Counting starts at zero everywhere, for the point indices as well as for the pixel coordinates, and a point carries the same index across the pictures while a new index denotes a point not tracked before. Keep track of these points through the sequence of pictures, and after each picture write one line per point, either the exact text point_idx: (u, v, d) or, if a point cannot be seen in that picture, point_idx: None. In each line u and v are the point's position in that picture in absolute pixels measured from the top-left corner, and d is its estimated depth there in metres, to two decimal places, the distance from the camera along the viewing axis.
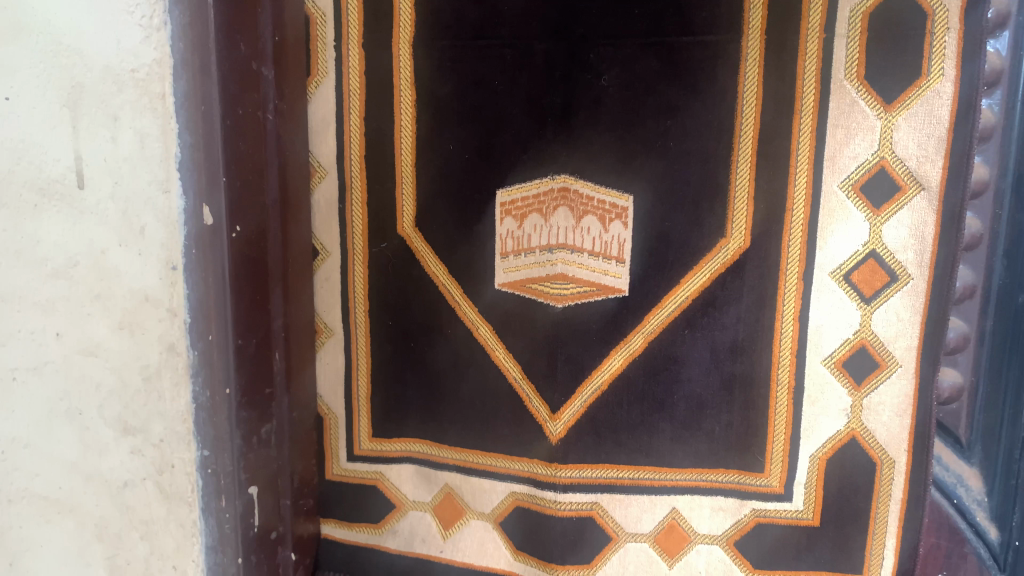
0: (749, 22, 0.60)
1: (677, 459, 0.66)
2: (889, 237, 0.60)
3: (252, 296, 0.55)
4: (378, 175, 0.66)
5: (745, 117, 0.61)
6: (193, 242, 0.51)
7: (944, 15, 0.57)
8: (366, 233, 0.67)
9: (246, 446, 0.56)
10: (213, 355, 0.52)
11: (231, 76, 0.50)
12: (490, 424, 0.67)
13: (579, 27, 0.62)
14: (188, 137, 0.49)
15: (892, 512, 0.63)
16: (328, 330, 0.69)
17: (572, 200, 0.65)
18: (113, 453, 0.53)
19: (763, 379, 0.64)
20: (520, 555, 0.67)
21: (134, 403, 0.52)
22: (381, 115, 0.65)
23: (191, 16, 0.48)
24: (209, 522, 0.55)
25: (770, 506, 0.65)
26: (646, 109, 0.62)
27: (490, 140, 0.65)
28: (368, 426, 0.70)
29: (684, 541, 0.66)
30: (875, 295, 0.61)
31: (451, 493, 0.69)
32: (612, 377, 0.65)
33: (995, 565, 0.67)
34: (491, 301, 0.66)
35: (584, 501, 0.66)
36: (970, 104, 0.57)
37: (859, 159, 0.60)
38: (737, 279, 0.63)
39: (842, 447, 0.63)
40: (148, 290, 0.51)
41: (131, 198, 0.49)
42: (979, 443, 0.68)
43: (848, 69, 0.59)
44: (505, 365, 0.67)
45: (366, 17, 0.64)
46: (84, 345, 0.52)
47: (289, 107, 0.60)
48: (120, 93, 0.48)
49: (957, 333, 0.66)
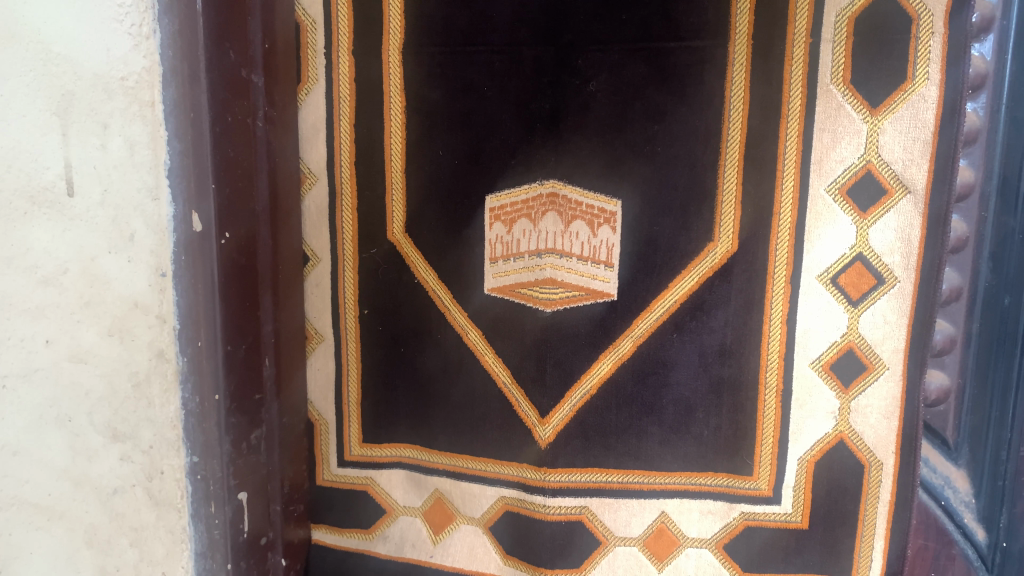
0: (736, 27, 0.60)
1: (666, 462, 0.66)
2: (875, 241, 0.61)
3: (241, 301, 0.55)
4: (368, 181, 0.66)
5: (732, 122, 0.61)
6: (182, 250, 0.51)
7: (929, 20, 0.57)
8: (356, 238, 0.67)
9: (235, 452, 0.56)
10: (201, 361, 0.53)
11: (220, 84, 0.51)
12: (479, 428, 0.68)
13: (567, 32, 0.62)
14: (177, 144, 0.50)
15: (880, 515, 0.63)
16: (318, 336, 0.69)
17: (560, 205, 0.65)
18: (102, 458, 0.52)
19: (751, 382, 0.64)
20: (510, 559, 0.67)
21: (124, 410, 0.52)
22: (371, 121, 0.66)
23: (181, 24, 0.48)
24: (198, 528, 0.55)
25: (759, 509, 0.65)
26: (634, 114, 0.62)
27: (479, 145, 0.65)
28: (358, 431, 0.70)
29: (673, 545, 0.66)
30: (863, 298, 0.61)
31: (441, 498, 0.69)
32: (601, 381, 0.66)
33: (982, 566, 0.67)
34: (479, 306, 0.67)
35: (573, 505, 0.66)
36: (954, 109, 0.58)
37: (845, 162, 0.60)
38: (725, 283, 0.63)
39: (830, 450, 0.64)
40: (137, 296, 0.51)
41: (121, 204, 0.49)
42: (966, 445, 0.68)
43: (835, 74, 0.59)
44: (495, 369, 0.67)
45: (356, 23, 0.64)
46: (74, 353, 0.50)
47: (279, 114, 0.60)
48: (109, 101, 0.48)
49: (943, 335, 0.66)
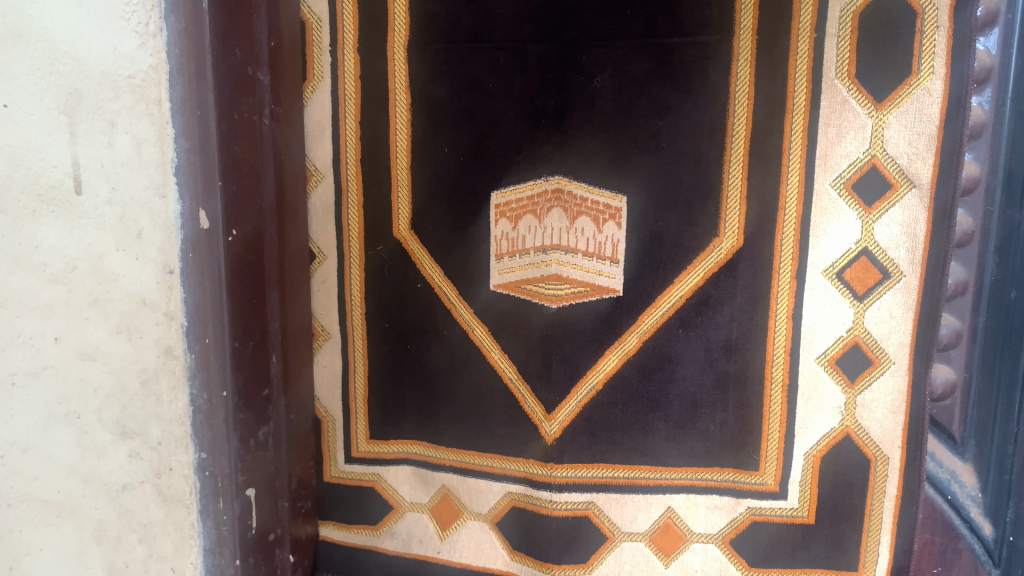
0: (740, 23, 0.60)
1: (672, 458, 0.66)
2: (881, 236, 0.61)
3: (249, 298, 0.55)
4: (374, 178, 0.67)
5: (736, 118, 0.61)
6: (189, 247, 0.51)
7: (934, 14, 0.57)
8: (362, 235, 0.68)
9: (243, 448, 0.57)
10: (209, 357, 0.53)
11: (226, 82, 0.51)
12: (486, 424, 0.68)
13: (571, 29, 0.62)
14: (184, 142, 0.50)
15: (886, 509, 0.63)
16: (325, 333, 0.69)
17: (565, 201, 0.65)
18: (111, 456, 0.53)
19: (757, 376, 0.64)
20: (517, 555, 0.67)
21: (132, 406, 0.52)
22: (376, 118, 0.66)
23: (187, 23, 0.48)
24: (206, 524, 0.56)
25: (765, 504, 0.65)
26: (638, 110, 0.62)
27: (484, 142, 0.65)
28: (365, 428, 0.70)
29: (679, 540, 0.66)
30: (868, 293, 0.61)
31: (448, 494, 0.69)
32: (606, 377, 0.66)
33: (989, 561, 0.68)
34: (485, 302, 0.67)
35: (579, 501, 0.67)
36: (959, 102, 0.57)
37: (850, 157, 0.60)
38: (730, 278, 0.63)
39: (836, 445, 0.64)
40: (146, 294, 0.51)
41: (129, 202, 0.49)
42: (972, 439, 0.68)
43: (840, 69, 0.59)
44: (501, 366, 0.67)
45: (361, 21, 0.64)
46: (82, 350, 0.50)
47: (285, 112, 0.60)
48: (117, 99, 0.48)
49: (949, 329, 0.66)
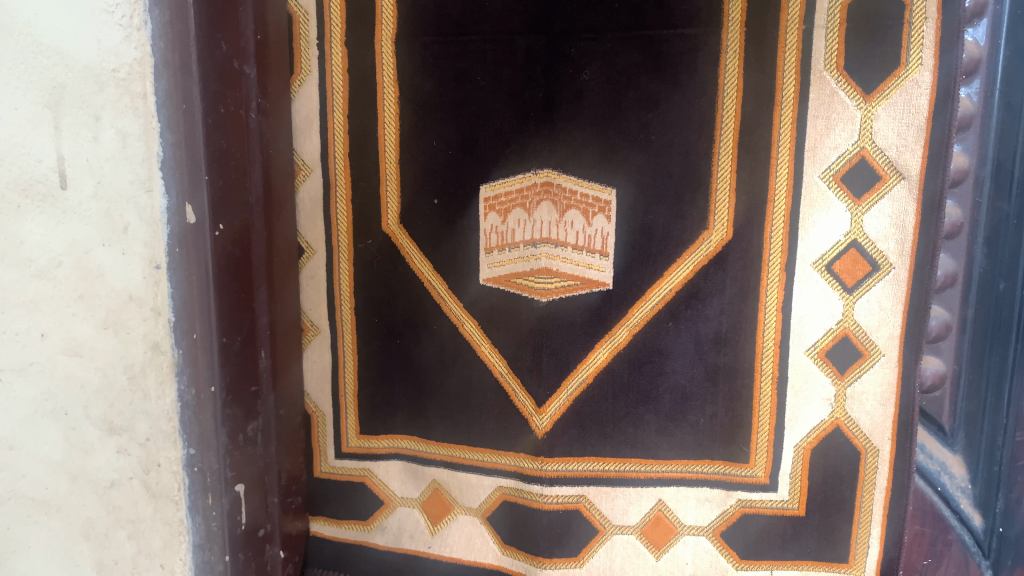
0: (729, 15, 0.60)
1: (662, 451, 0.66)
2: (870, 228, 0.61)
3: (237, 292, 0.54)
4: (362, 172, 0.66)
5: (725, 110, 0.61)
6: (176, 242, 0.50)
7: (922, 6, 0.57)
8: (351, 230, 0.67)
9: (232, 444, 0.56)
10: (196, 353, 0.52)
11: (212, 75, 0.50)
12: (476, 418, 0.68)
13: (560, 21, 0.62)
14: (170, 136, 0.49)
15: (877, 501, 0.63)
16: (314, 329, 0.69)
17: (555, 194, 0.65)
18: (99, 451, 0.53)
19: (747, 369, 0.64)
20: (508, 549, 0.67)
21: (119, 403, 0.52)
22: (364, 112, 0.65)
23: (171, 15, 0.47)
24: (196, 520, 0.55)
25: (756, 496, 0.65)
26: (627, 102, 0.62)
27: (473, 136, 0.65)
28: (355, 423, 0.70)
29: (671, 533, 0.67)
30: (858, 285, 0.61)
31: (439, 489, 0.69)
32: (597, 370, 0.66)
33: (979, 552, 0.68)
34: (475, 296, 0.67)
35: (570, 494, 0.67)
36: (947, 94, 0.57)
37: (839, 149, 0.60)
38: (720, 270, 0.63)
39: (826, 437, 0.64)
40: (132, 289, 0.50)
41: (114, 197, 0.49)
42: (962, 431, 0.68)
43: (828, 60, 0.59)
44: (491, 360, 0.67)
45: (349, 14, 0.64)
46: (69, 346, 0.51)
47: (272, 105, 0.60)
48: (101, 93, 0.47)
49: (939, 321, 0.66)
